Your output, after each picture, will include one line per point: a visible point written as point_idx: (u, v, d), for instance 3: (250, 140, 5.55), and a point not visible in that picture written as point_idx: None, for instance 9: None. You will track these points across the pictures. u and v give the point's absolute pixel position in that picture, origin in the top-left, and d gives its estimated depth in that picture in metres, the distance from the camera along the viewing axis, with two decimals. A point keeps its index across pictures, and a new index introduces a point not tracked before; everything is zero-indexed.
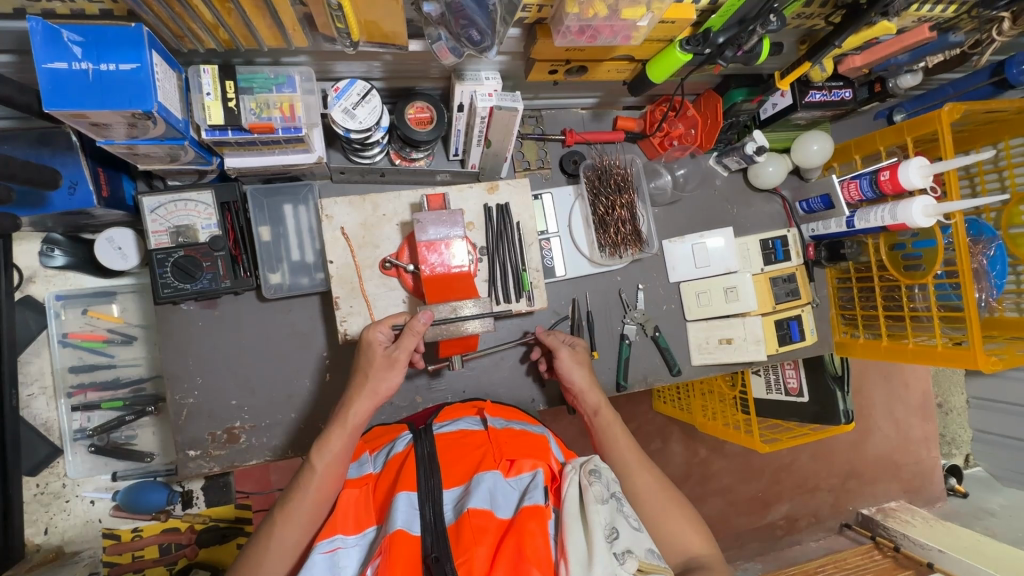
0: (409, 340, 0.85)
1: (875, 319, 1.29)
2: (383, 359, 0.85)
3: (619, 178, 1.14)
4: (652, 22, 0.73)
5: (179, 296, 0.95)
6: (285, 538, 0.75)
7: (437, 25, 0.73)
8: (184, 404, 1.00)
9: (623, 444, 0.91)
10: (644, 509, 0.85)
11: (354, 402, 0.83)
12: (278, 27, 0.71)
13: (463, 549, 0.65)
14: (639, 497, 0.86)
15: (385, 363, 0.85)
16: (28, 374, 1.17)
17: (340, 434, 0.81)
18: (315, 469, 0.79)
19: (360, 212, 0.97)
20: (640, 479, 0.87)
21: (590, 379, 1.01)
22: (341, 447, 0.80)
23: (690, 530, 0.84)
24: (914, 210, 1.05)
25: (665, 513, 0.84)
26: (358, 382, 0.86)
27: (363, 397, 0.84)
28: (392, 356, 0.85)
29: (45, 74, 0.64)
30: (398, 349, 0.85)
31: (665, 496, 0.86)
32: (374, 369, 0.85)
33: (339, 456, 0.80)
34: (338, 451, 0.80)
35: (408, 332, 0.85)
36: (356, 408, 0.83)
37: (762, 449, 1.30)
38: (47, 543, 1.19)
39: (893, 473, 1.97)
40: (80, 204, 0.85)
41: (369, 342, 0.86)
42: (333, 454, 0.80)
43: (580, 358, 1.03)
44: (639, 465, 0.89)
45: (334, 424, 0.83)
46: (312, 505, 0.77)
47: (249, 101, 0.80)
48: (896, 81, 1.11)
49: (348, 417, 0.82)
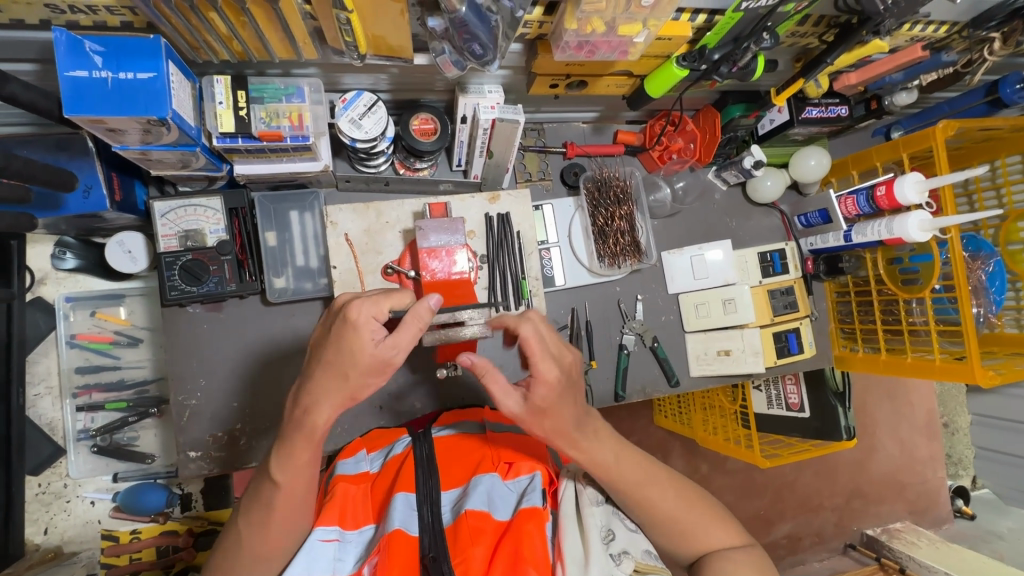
0: (412, 336, 0.69)
1: (874, 333, 1.29)
2: (374, 361, 0.68)
3: (619, 190, 1.17)
4: (648, 39, 0.75)
5: (186, 298, 0.98)
6: (258, 547, 0.72)
7: (441, 40, 0.76)
8: (187, 405, 1.02)
9: (628, 481, 0.74)
10: (670, 536, 0.76)
11: (321, 406, 0.70)
12: (290, 39, 0.75)
13: (461, 549, 0.67)
14: (661, 523, 0.75)
15: (371, 368, 0.69)
16: (35, 374, 1.19)
17: (304, 446, 0.71)
18: (279, 480, 0.71)
19: (364, 219, 1.00)
20: (653, 506, 0.75)
21: (566, 428, 0.72)
22: (305, 456, 0.71)
23: (721, 531, 0.76)
24: (910, 225, 1.07)
25: (695, 525, 0.75)
26: (322, 381, 0.70)
27: (332, 400, 0.70)
28: (382, 358, 0.69)
29: (67, 82, 0.67)
30: (392, 348, 0.69)
31: (685, 509, 0.76)
32: (360, 371, 0.68)
33: (303, 468, 0.72)
34: (304, 461, 0.71)
35: (410, 325, 0.69)
36: (320, 413, 0.70)
37: (765, 465, 1.30)
38: (46, 543, 1.19)
39: (898, 493, 1.95)
40: (94, 207, 0.88)
41: (354, 333, 0.67)
42: (298, 465, 0.71)
43: (542, 415, 0.71)
44: (656, 490, 0.75)
45: (298, 433, 0.71)
46: (284, 516, 0.72)
47: (260, 110, 0.83)
48: (891, 99, 1.13)
49: (314, 430, 0.70)
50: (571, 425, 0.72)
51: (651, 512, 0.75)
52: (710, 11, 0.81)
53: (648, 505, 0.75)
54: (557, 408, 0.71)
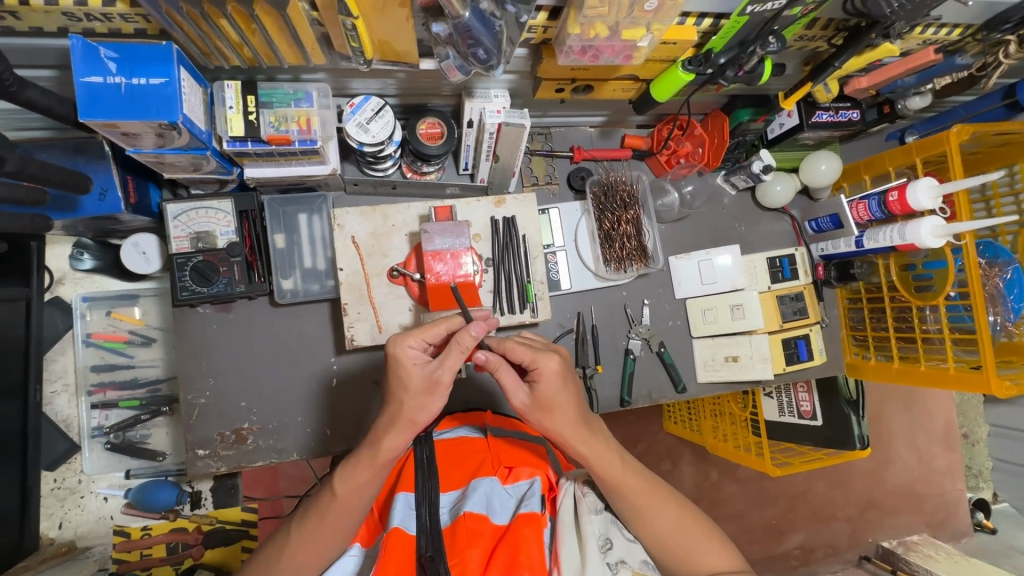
0: (459, 359, 0.72)
1: (887, 341, 1.27)
2: (423, 383, 0.72)
3: (625, 194, 1.17)
4: (652, 43, 0.75)
5: (196, 299, 0.99)
6: (297, 558, 0.75)
7: (446, 45, 0.77)
8: (197, 403, 1.03)
9: (633, 489, 0.75)
10: (667, 552, 0.76)
11: (387, 434, 0.74)
12: (299, 45, 0.76)
13: (458, 551, 0.67)
14: (658, 538, 0.75)
15: (423, 389, 0.72)
16: (52, 372, 1.22)
17: (367, 467, 0.74)
18: (335, 495, 0.74)
19: (370, 222, 1.01)
20: (653, 519, 0.75)
21: (571, 422, 0.74)
22: (364, 478, 0.74)
23: (717, 556, 0.75)
24: (923, 231, 1.05)
25: (691, 544, 0.75)
26: (389, 410, 0.74)
27: (397, 427, 0.73)
28: (433, 380, 0.72)
29: (82, 87, 0.69)
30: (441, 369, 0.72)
31: (686, 526, 0.76)
32: (411, 395, 0.72)
33: (359, 490, 0.74)
34: (361, 483, 0.74)
35: (454, 350, 0.71)
36: (390, 441, 0.73)
37: (775, 473, 1.28)
38: (61, 537, 1.21)
39: (915, 505, 1.91)
40: (109, 209, 0.90)
41: (401, 362, 0.73)
42: (356, 485, 0.74)
43: (551, 405, 0.73)
44: (655, 504, 0.76)
45: (364, 452, 0.75)
46: (330, 530, 0.75)
47: (269, 115, 0.84)
48: (904, 103, 1.11)
49: (377, 455, 0.74)
50: (574, 422, 0.75)
51: (649, 525, 0.75)
52: (715, 15, 0.81)
53: (650, 514, 0.75)
54: (561, 401, 0.74)
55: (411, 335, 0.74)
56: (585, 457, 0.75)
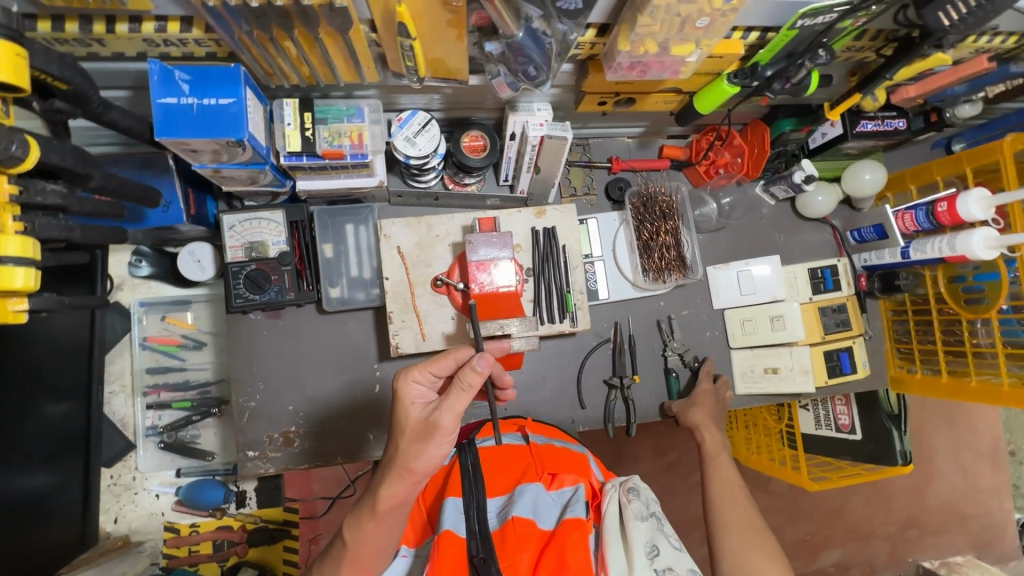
0: (458, 401, 0.68)
1: (935, 354, 1.22)
2: (419, 425, 0.70)
3: (665, 205, 1.18)
4: (700, 58, 0.76)
5: (249, 306, 1.03)
6: None
7: (497, 63, 0.79)
8: (247, 406, 1.07)
9: (723, 483, 0.98)
10: (729, 542, 0.88)
11: (383, 482, 0.71)
12: (355, 64, 0.79)
13: (508, 554, 0.69)
14: (724, 527, 0.90)
15: (417, 433, 0.70)
16: (111, 373, 1.27)
17: (371, 518, 0.72)
18: (348, 543, 0.73)
19: (415, 232, 1.03)
20: (727, 516, 0.92)
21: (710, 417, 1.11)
22: (374, 527, 0.72)
23: (771, 560, 0.85)
24: (974, 241, 1.02)
25: (749, 545, 0.87)
26: (391, 453, 0.73)
27: (394, 475, 0.70)
28: (427, 424, 0.69)
29: (159, 107, 0.73)
30: (439, 412, 0.69)
31: (750, 533, 0.89)
32: (406, 438, 0.70)
33: (372, 537, 0.73)
34: (370, 531, 0.73)
35: (456, 388, 0.68)
36: (387, 491, 0.71)
37: (812, 487, 1.25)
38: (116, 531, 1.26)
39: (958, 524, 1.84)
40: (172, 220, 0.95)
41: (401, 399, 0.73)
42: (365, 532, 0.73)
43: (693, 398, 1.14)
44: (736, 502, 0.94)
45: (366, 504, 0.73)
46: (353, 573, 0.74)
47: (324, 130, 0.88)
48: (953, 111, 1.09)
49: (376, 503, 0.71)
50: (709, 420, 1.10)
51: (724, 517, 0.92)
52: (762, 29, 0.81)
53: (727, 505, 0.93)
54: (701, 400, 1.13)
55: (417, 369, 0.73)
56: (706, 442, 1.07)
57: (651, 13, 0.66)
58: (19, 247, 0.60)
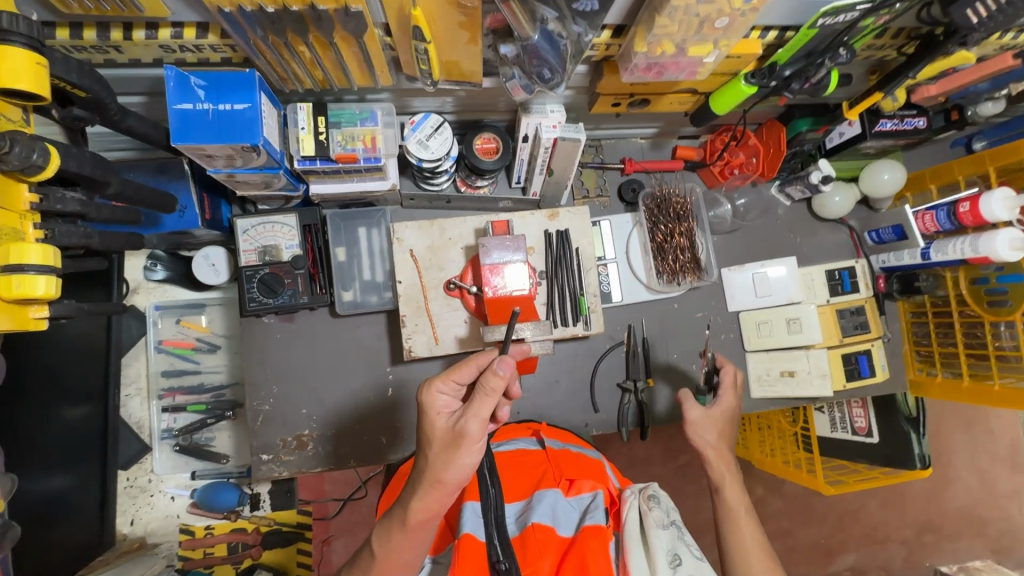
0: (484, 406, 0.67)
1: (954, 357, 1.20)
2: (447, 434, 0.68)
3: (679, 207, 1.16)
4: (718, 58, 0.75)
5: (263, 309, 1.03)
6: None
7: (512, 65, 0.78)
8: (261, 410, 1.08)
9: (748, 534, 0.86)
10: None
11: (413, 495, 0.69)
12: (369, 68, 0.78)
13: (529, 561, 0.68)
14: None
15: (446, 442, 0.68)
16: (127, 376, 1.28)
17: (403, 538, 0.70)
18: (375, 555, 0.72)
19: (428, 235, 1.03)
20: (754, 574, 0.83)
21: (723, 440, 0.92)
22: (402, 546, 0.71)
23: None
24: (998, 242, 1.01)
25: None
26: (420, 467, 0.70)
27: (425, 487, 0.68)
28: (455, 433, 0.67)
29: (175, 113, 0.73)
30: (464, 419, 0.67)
31: None
32: (435, 449, 0.68)
33: (401, 550, 0.71)
34: (399, 546, 0.71)
35: (479, 394, 0.66)
36: (418, 503, 0.68)
37: (828, 491, 1.22)
38: (133, 533, 1.27)
39: (978, 529, 1.81)
40: (188, 225, 0.96)
41: (427, 410, 0.71)
42: (393, 546, 0.71)
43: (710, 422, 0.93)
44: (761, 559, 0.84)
45: (394, 516, 0.71)
46: None
47: (337, 134, 0.88)
48: (975, 109, 1.08)
49: (406, 515, 0.69)
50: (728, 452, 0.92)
51: None
52: (780, 28, 0.80)
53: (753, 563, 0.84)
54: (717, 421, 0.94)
55: (440, 379, 0.72)
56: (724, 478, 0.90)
57: (670, 14, 0.65)
58: (40, 255, 0.59)
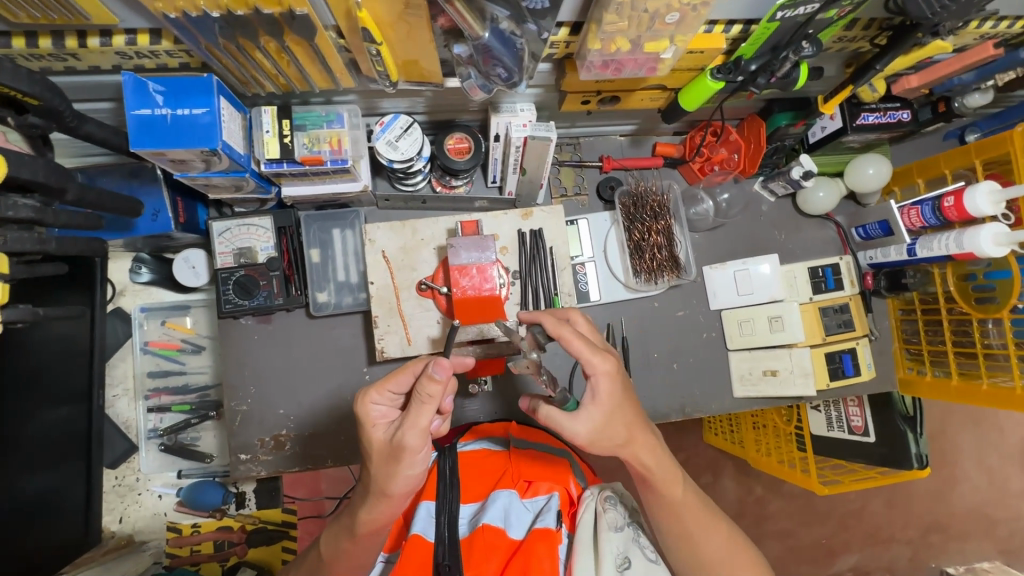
0: (421, 415, 0.66)
1: (944, 355, 1.17)
2: (388, 447, 0.68)
3: (655, 204, 1.15)
4: (676, 54, 0.73)
5: (238, 311, 1.05)
6: None
7: (467, 65, 0.78)
8: (239, 410, 1.09)
9: (689, 510, 0.79)
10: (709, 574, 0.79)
11: (362, 506, 0.70)
12: (328, 71, 0.79)
13: (474, 563, 0.71)
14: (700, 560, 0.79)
15: (387, 455, 0.68)
16: (115, 377, 1.31)
17: (347, 540, 0.72)
18: (325, 558, 0.75)
19: (400, 236, 1.03)
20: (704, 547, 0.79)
21: (637, 431, 0.74)
22: (350, 551, 0.73)
23: None
24: (982, 239, 0.98)
25: (735, 569, 0.79)
26: (367, 479, 0.71)
27: (373, 500, 0.70)
28: (396, 447, 0.67)
29: (134, 119, 0.74)
30: (403, 431, 0.66)
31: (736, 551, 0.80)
32: (378, 463, 0.68)
33: (349, 556, 0.74)
34: (346, 552, 0.73)
35: (415, 406, 0.65)
36: (366, 515, 0.70)
37: (823, 492, 1.20)
38: (121, 530, 1.30)
39: (985, 529, 1.77)
40: (161, 228, 0.98)
41: (365, 423, 0.70)
42: (343, 551, 0.73)
43: (603, 423, 0.71)
44: (706, 530, 0.79)
45: (345, 521, 0.73)
46: None
47: (302, 137, 0.88)
48: (962, 100, 1.03)
49: (355, 526, 0.71)
50: (643, 437, 0.75)
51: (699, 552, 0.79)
52: (744, 21, 0.78)
53: (700, 538, 0.79)
54: (615, 412, 0.72)
55: (375, 390, 0.71)
56: (648, 468, 0.76)
57: (617, 10, 0.64)
58: None
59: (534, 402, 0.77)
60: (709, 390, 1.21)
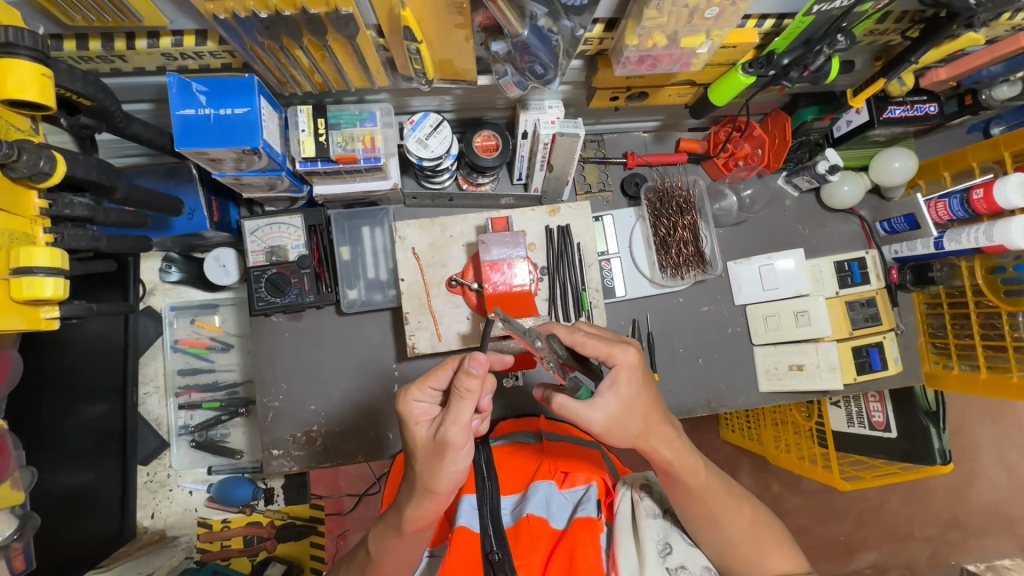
0: (461, 411, 0.65)
1: (972, 349, 1.16)
2: (432, 445, 0.67)
3: (681, 200, 1.15)
4: (711, 48, 0.74)
5: (270, 308, 1.06)
6: None
7: (504, 62, 0.79)
8: (271, 406, 1.10)
9: (711, 494, 0.77)
10: (736, 555, 0.78)
11: (409, 503, 0.71)
12: (365, 69, 0.80)
13: (522, 552, 0.73)
14: (725, 540, 0.78)
15: (432, 452, 0.68)
16: (146, 375, 1.33)
17: (393, 533, 0.73)
18: (373, 555, 0.76)
19: (429, 233, 1.04)
20: (730, 528, 0.78)
21: (655, 423, 0.73)
22: (398, 547, 0.74)
23: (784, 560, 0.79)
24: (1013, 230, 0.97)
25: (763, 549, 0.79)
26: (411, 475, 0.72)
27: (418, 496, 0.70)
28: (439, 444, 0.67)
29: (178, 119, 0.76)
30: (445, 427, 0.66)
31: (760, 532, 0.79)
32: (422, 461, 0.68)
33: (396, 551, 0.74)
34: (393, 550, 0.74)
35: (455, 402, 0.65)
36: (413, 511, 0.71)
37: (845, 488, 1.20)
38: (153, 526, 1.32)
39: (1006, 527, 1.76)
40: (196, 227, 0.99)
41: (406, 421, 0.70)
42: (390, 549, 0.74)
43: (624, 416, 0.70)
44: (729, 510, 0.78)
45: (390, 517, 0.74)
46: None
47: (337, 135, 0.89)
48: (990, 92, 1.02)
49: (402, 523, 0.72)
50: (664, 428, 0.74)
51: (725, 534, 0.78)
52: (777, 16, 0.78)
53: (725, 520, 0.78)
54: (636, 403, 0.71)
55: (414, 387, 0.70)
56: (671, 460, 0.74)
57: (657, 6, 0.65)
58: (48, 257, 0.63)
59: (547, 392, 0.73)
60: (735, 384, 1.21)
